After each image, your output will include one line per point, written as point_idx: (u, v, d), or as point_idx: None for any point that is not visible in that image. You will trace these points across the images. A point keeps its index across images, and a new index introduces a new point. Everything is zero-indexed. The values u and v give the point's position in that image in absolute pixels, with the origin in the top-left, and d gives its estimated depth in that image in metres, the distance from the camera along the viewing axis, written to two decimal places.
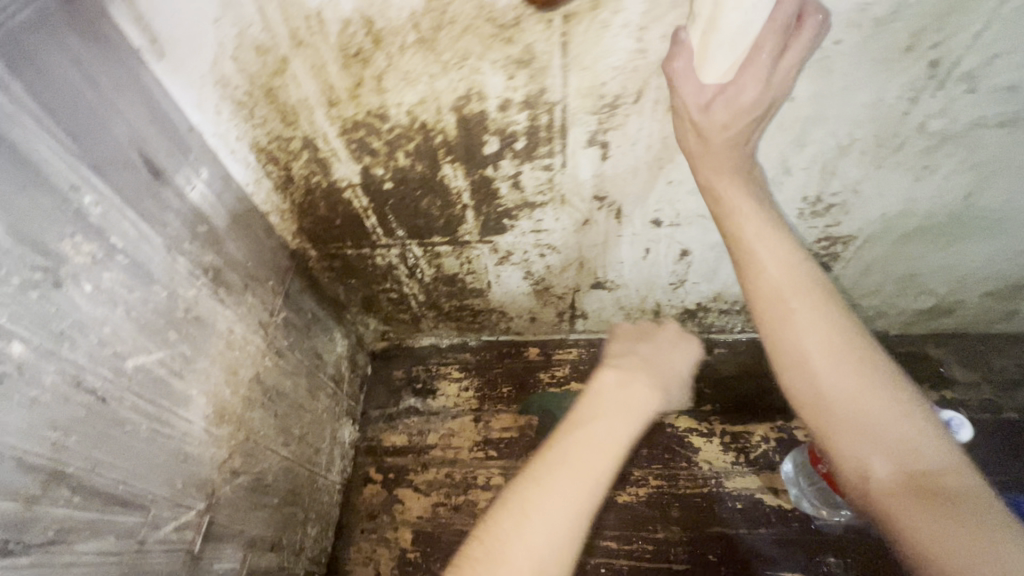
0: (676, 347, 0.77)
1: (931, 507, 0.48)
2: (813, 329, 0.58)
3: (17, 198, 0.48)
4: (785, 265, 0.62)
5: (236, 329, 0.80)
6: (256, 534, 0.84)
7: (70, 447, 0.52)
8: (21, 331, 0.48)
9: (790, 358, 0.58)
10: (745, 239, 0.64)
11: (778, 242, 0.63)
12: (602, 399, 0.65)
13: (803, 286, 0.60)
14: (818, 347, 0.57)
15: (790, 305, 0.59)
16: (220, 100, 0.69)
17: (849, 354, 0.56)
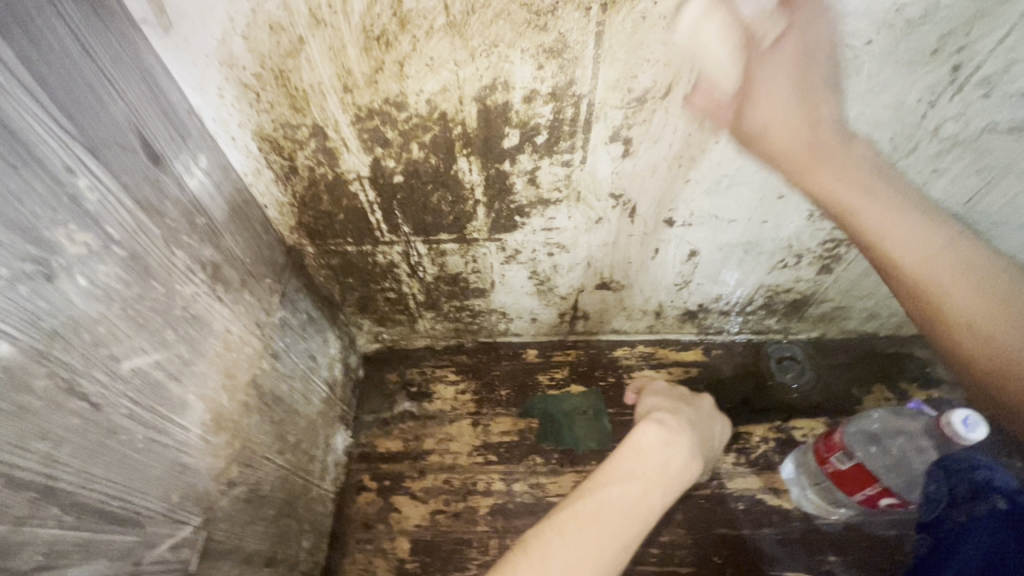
0: (710, 418, 0.84)
1: None
2: (974, 298, 0.52)
3: (9, 179, 0.42)
4: (925, 241, 0.54)
5: (233, 329, 0.74)
6: (251, 549, 0.78)
7: (62, 460, 0.46)
8: (10, 329, 0.42)
9: (955, 332, 0.53)
10: (870, 230, 0.55)
11: (911, 217, 0.55)
12: (641, 458, 0.69)
13: (940, 262, 0.53)
14: (987, 319, 0.51)
15: (943, 284, 0.53)
16: (224, 81, 0.64)
17: (1012, 308, 0.51)
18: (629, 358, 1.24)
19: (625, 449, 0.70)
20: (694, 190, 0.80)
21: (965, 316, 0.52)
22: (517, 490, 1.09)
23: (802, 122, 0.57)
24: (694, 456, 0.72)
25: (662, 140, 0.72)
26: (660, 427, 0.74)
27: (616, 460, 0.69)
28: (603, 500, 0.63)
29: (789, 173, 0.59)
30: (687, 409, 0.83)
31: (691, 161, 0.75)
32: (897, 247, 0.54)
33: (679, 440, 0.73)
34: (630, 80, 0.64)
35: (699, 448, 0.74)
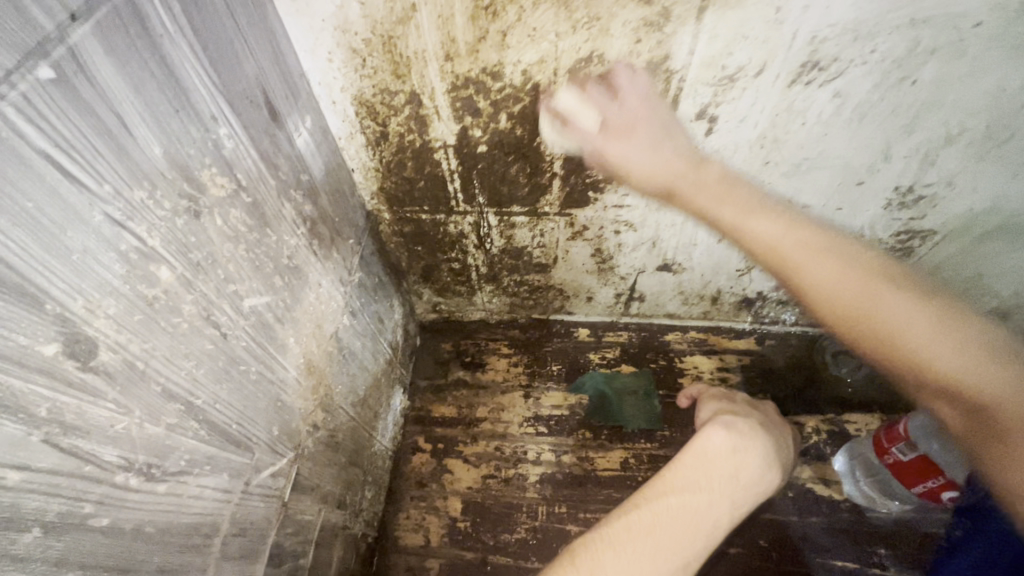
0: (777, 427, 0.81)
1: (993, 433, 0.50)
2: (836, 274, 0.56)
3: (172, 122, 0.47)
4: (784, 228, 0.59)
5: (323, 284, 0.79)
6: (328, 490, 0.84)
7: (200, 379, 0.52)
8: (168, 257, 0.47)
9: (829, 306, 0.56)
10: (729, 223, 0.61)
11: (768, 212, 0.61)
12: (706, 466, 0.64)
13: (803, 236, 0.58)
14: (848, 294, 0.55)
15: (804, 261, 0.57)
16: (334, 46, 0.68)
17: (881, 282, 0.55)
18: (680, 343, 1.26)
19: (687, 458, 0.65)
20: (773, 172, 0.82)
21: (830, 293, 0.56)
22: (566, 461, 1.12)
23: (653, 150, 0.67)
24: (768, 464, 0.66)
25: (747, 121, 0.74)
26: (728, 432, 0.69)
27: (678, 467, 0.64)
28: (661, 511, 0.58)
29: (664, 196, 0.67)
30: (753, 416, 0.78)
31: (774, 141, 0.77)
32: (755, 234, 0.59)
33: (748, 447, 0.67)
34: (725, 57, 0.65)
35: (773, 456, 0.68)
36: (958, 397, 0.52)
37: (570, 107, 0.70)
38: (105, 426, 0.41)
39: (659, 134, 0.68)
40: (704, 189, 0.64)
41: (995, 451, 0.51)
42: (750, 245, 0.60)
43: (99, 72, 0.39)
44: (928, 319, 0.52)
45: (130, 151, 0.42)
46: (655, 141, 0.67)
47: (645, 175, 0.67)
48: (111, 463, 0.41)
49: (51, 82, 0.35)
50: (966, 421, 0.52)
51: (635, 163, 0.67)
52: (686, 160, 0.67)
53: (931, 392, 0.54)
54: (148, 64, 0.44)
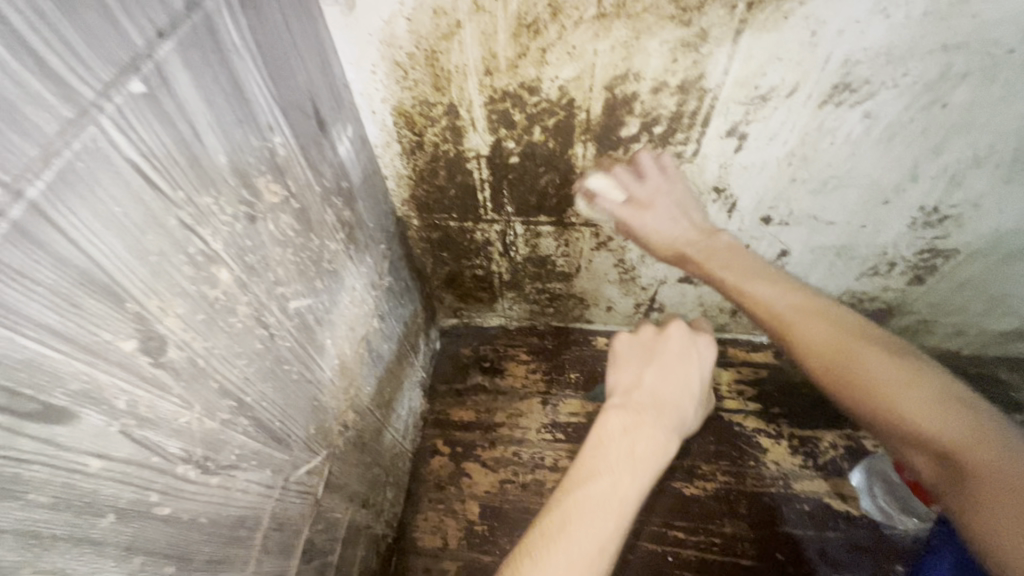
0: (682, 353, 0.67)
1: (968, 488, 0.46)
2: (822, 330, 0.56)
3: (235, 131, 0.49)
4: (783, 292, 0.60)
5: (357, 287, 0.81)
6: (355, 489, 0.85)
7: (250, 377, 0.54)
8: (227, 259, 0.49)
9: (809, 356, 0.56)
10: (731, 283, 0.63)
11: (765, 275, 0.62)
12: (602, 451, 0.60)
13: (801, 300, 0.59)
14: (836, 351, 0.54)
15: (796, 319, 0.57)
16: (379, 59, 0.70)
17: (854, 335, 0.55)
18: None
19: (587, 447, 0.61)
20: (799, 189, 0.83)
21: (814, 350, 0.55)
22: None
23: (677, 216, 0.71)
24: (668, 428, 0.62)
25: (777, 138, 0.75)
26: (624, 408, 0.63)
27: (579, 459, 0.60)
28: (568, 509, 0.55)
29: (679, 260, 0.70)
30: (663, 346, 0.68)
31: (802, 159, 0.78)
32: (755, 292, 0.61)
33: (646, 419, 0.61)
34: (759, 77, 0.67)
35: (676, 411, 0.63)
36: (947, 458, 0.47)
37: (602, 188, 0.79)
38: (170, 419, 0.43)
39: (676, 207, 0.73)
40: (728, 255, 0.66)
41: (969, 511, 0.46)
42: (751, 303, 0.61)
43: (178, 86, 0.42)
44: (905, 376, 0.51)
45: (200, 160, 0.45)
46: (676, 207, 0.73)
47: (661, 241, 0.70)
48: (173, 454, 0.43)
49: (141, 95, 0.38)
50: (948, 488, 0.47)
51: (658, 232, 0.71)
52: (699, 229, 0.70)
53: (907, 447, 0.50)
54: (218, 78, 0.46)
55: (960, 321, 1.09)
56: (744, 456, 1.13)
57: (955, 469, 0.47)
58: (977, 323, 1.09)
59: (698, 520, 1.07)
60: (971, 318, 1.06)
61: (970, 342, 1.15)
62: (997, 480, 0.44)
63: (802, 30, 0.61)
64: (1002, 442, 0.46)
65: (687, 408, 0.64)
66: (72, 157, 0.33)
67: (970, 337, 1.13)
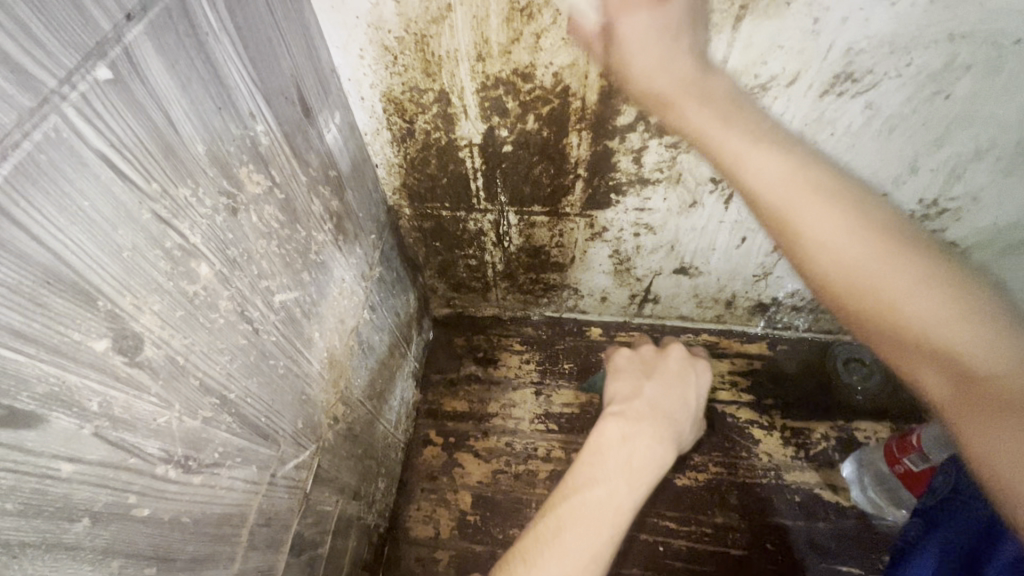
0: (684, 372, 0.70)
1: (988, 412, 0.39)
2: (832, 225, 0.48)
3: (214, 120, 0.47)
4: (790, 164, 0.51)
5: (347, 278, 0.80)
6: (345, 481, 0.85)
7: (234, 373, 0.52)
8: (207, 253, 0.47)
9: (815, 250, 0.49)
10: (730, 154, 0.53)
11: (769, 142, 0.53)
12: (599, 456, 0.60)
13: (815, 184, 0.50)
14: (856, 254, 0.47)
15: (803, 204, 0.49)
16: (366, 43, 0.68)
17: (871, 231, 0.48)
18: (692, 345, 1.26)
19: (585, 450, 0.61)
20: None
21: (823, 243, 0.48)
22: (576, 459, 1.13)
23: (667, 46, 0.56)
24: (667, 435, 0.62)
25: None
26: (622, 413, 0.64)
27: (577, 463, 0.60)
28: (564, 514, 0.55)
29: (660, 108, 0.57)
30: (664, 363, 0.71)
31: None
32: (753, 167, 0.51)
33: (644, 423, 0.62)
34: (759, 66, 0.65)
35: (676, 420, 0.64)
36: (963, 376, 0.41)
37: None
38: (149, 420, 0.42)
39: (676, 32, 0.56)
40: (701, 104, 0.55)
41: (975, 433, 0.40)
42: (745, 185, 0.52)
43: (150, 72, 0.39)
44: (927, 288, 0.45)
45: (176, 150, 0.43)
46: (669, 33, 0.56)
47: (643, 81, 0.57)
48: (153, 455, 0.42)
49: (108, 82, 0.36)
50: (956, 405, 0.41)
51: (640, 60, 0.56)
52: (695, 60, 0.58)
53: (920, 361, 0.44)
54: (194, 63, 0.44)
55: None
56: (736, 447, 1.13)
57: (971, 387, 0.41)
58: None
59: (689, 511, 1.07)
60: None
61: None
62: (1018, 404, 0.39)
63: (805, 18, 0.59)
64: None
65: (687, 420, 0.65)
66: (33, 149, 0.31)
67: None
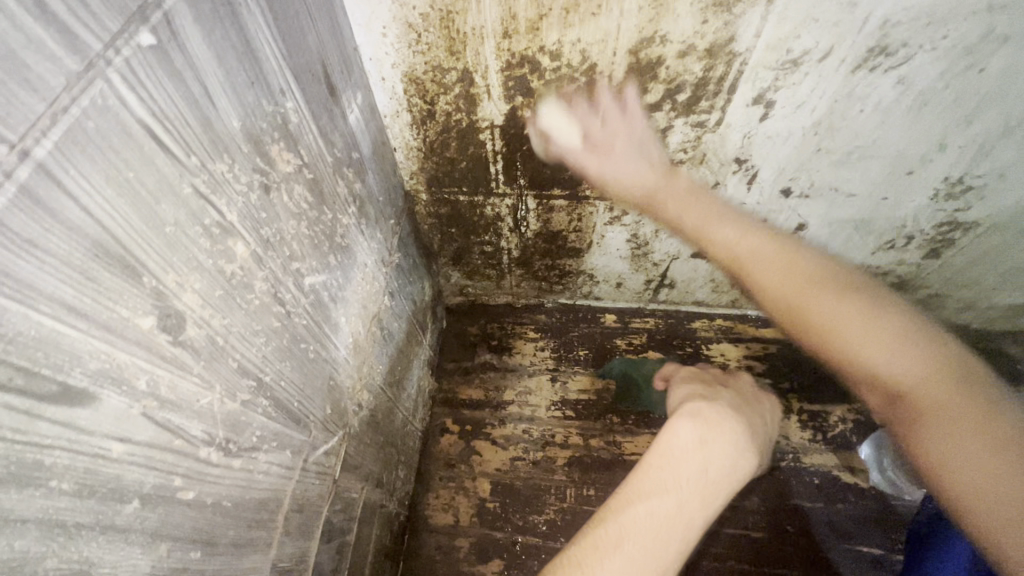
0: (751, 409, 0.72)
1: (912, 420, 0.51)
2: (781, 273, 0.60)
3: (247, 94, 0.46)
4: (741, 236, 0.64)
5: (369, 263, 0.79)
6: (369, 468, 0.84)
7: (268, 356, 0.51)
8: (243, 232, 0.46)
9: (766, 300, 0.60)
10: (692, 229, 0.67)
11: (725, 219, 0.66)
12: (672, 460, 0.60)
13: (773, 250, 0.62)
14: (790, 291, 0.58)
15: (756, 267, 0.61)
16: (390, 21, 0.66)
17: (821, 284, 0.58)
18: (707, 330, 1.26)
19: (654, 453, 0.61)
20: (823, 159, 0.81)
21: (770, 291, 0.60)
22: (594, 445, 1.13)
23: (632, 148, 0.76)
24: (739, 450, 0.61)
25: (805, 106, 0.72)
26: (696, 420, 0.64)
27: (645, 468, 0.60)
28: (627, 523, 0.54)
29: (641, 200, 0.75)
30: (725, 394, 0.73)
31: (829, 128, 0.76)
32: (714, 234, 0.65)
33: (719, 432, 0.62)
34: (791, 41, 0.64)
35: (747, 438, 0.64)
36: (892, 394, 0.52)
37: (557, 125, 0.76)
38: (193, 401, 0.41)
39: (634, 145, 0.76)
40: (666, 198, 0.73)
41: (914, 439, 0.51)
42: (713, 252, 0.65)
43: (188, 41, 0.38)
44: (864, 320, 0.54)
45: (213, 124, 0.41)
46: (632, 140, 0.76)
47: (621, 181, 0.75)
48: (197, 437, 0.41)
49: (150, 48, 0.34)
50: (899, 421, 0.52)
51: (611, 173, 0.75)
52: (658, 169, 0.76)
53: (860, 385, 0.55)
54: (229, 34, 0.43)
55: (971, 294, 1.08)
56: None
57: (899, 402, 0.52)
58: (989, 296, 1.09)
59: None
60: (983, 291, 1.06)
61: (979, 316, 1.15)
62: (938, 411, 0.49)
63: None
64: (945, 381, 0.50)
65: (757, 445, 0.65)
66: (82, 115, 0.30)
67: (980, 311, 1.13)
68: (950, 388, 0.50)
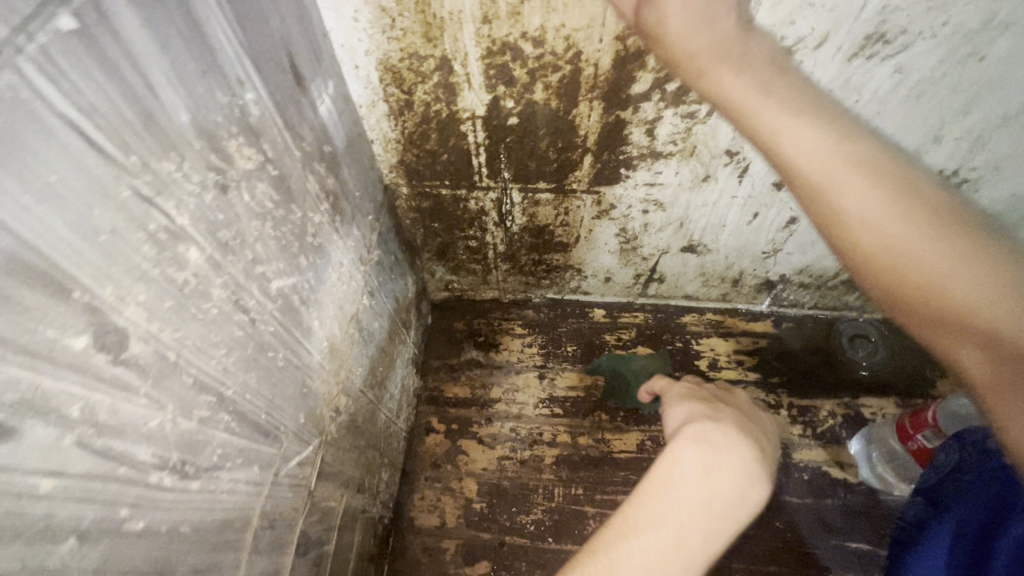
0: (758, 427, 0.65)
1: (1011, 400, 0.36)
2: (871, 198, 0.43)
3: (198, 84, 0.42)
4: (823, 133, 0.45)
5: (345, 263, 0.75)
6: (349, 474, 0.81)
7: (230, 368, 0.48)
8: (196, 236, 0.42)
9: (842, 230, 0.44)
10: (763, 126, 0.46)
11: (801, 110, 0.46)
12: (671, 490, 0.53)
13: (852, 160, 0.44)
14: (883, 223, 0.43)
15: (835, 174, 0.44)
16: (362, 4, 0.62)
17: (919, 210, 0.43)
18: (697, 324, 1.24)
19: (650, 479, 0.55)
20: None
21: (850, 214, 0.43)
22: (582, 443, 1.11)
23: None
24: (748, 478, 0.55)
25: None
26: (699, 443, 0.57)
27: (641, 496, 0.54)
28: (618, 561, 0.49)
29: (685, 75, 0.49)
30: (732, 411, 0.65)
31: None
32: (792, 138, 0.45)
33: (725, 459, 0.55)
34: (786, 27, 0.61)
35: (757, 464, 0.56)
36: (1005, 358, 0.37)
37: None
38: (140, 424, 0.37)
39: None
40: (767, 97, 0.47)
41: (998, 410, 0.37)
42: (785, 161, 0.46)
43: (122, 25, 0.34)
44: (979, 268, 0.40)
45: (156, 118, 0.37)
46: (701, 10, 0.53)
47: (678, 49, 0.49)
48: (146, 463, 0.38)
49: (73, 34, 0.30)
50: (991, 392, 0.38)
51: (671, 20, 0.48)
52: (740, 21, 0.50)
53: (956, 342, 0.40)
54: (172, 18, 0.38)
55: None
56: None
57: (1018, 375, 0.36)
58: None
59: None
60: None
61: None
62: None
63: None
64: None
65: (770, 470, 0.58)
66: None
67: None
68: None
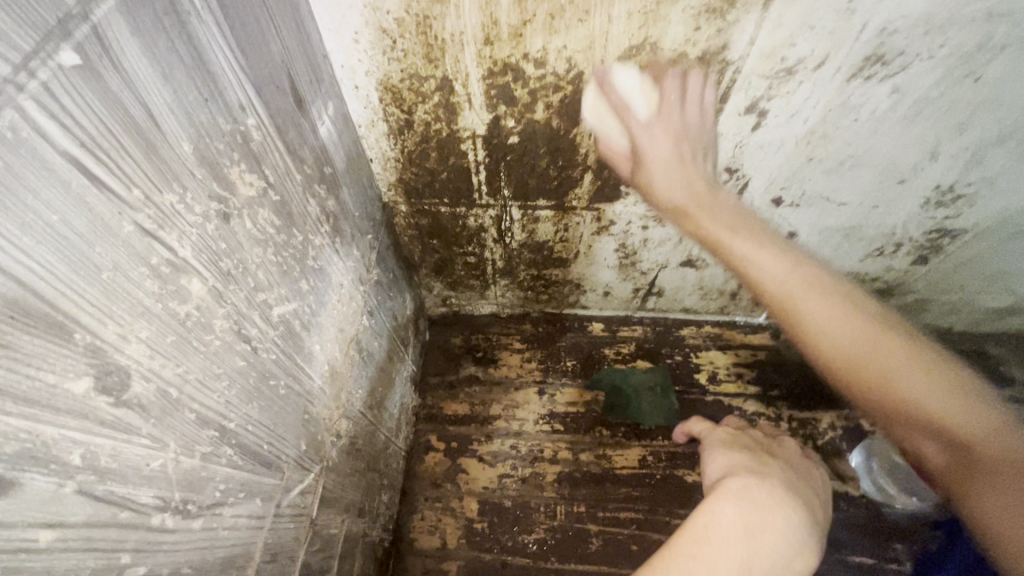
0: (801, 489, 0.65)
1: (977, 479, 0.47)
2: (835, 314, 0.53)
3: (201, 112, 0.41)
4: (790, 262, 0.56)
5: (345, 284, 0.74)
6: (349, 499, 0.80)
7: (232, 400, 0.47)
8: (198, 266, 0.41)
9: (816, 347, 0.53)
10: (733, 254, 0.58)
11: (769, 244, 0.58)
12: (710, 544, 0.52)
13: (813, 282, 0.55)
14: (849, 342, 0.52)
15: (806, 299, 0.54)
16: (363, 26, 0.62)
17: (872, 322, 0.53)
18: (695, 338, 1.24)
19: (690, 531, 0.54)
20: (815, 168, 0.79)
21: (823, 334, 0.53)
22: (584, 460, 1.10)
23: (674, 124, 0.64)
24: (793, 546, 0.54)
25: (798, 115, 0.70)
26: (741, 502, 0.56)
27: (681, 546, 0.52)
28: None
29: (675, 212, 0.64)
30: (773, 470, 0.65)
31: (822, 137, 0.74)
32: (761, 266, 0.56)
33: (768, 520, 0.55)
34: (787, 48, 0.61)
35: (800, 534, 0.55)
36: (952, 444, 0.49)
37: (626, 88, 0.65)
38: (141, 465, 0.36)
39: (697, 141, 0.66)
40: (710, 217, 0.61)
41: (979, 500, 0.47)
42: (755, 284, 0.56)
43: (125, 56, 0.33)
44: (921, 371, 0.50)
45: (159, 149, 0.36)
46: (683, 141, 0.65)
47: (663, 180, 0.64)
48: (147, 505, 0.37)
49: (75, 68, 0.29)
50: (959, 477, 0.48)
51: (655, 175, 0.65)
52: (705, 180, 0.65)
53: (914, 432, 0.51)
54: (175, 46, 0.38)
55: (956, 298, 1.08)
56: None
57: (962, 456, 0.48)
58: (972, 300, 1.09)
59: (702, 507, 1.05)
60: (967, 295, 1.06)
61: (963, 319, 1.15)
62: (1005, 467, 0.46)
63: None
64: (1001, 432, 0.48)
65: (815, 537, 0.57)
66: None
67: (963, 314, 1.13)
68: (995, 432, 0.48)
